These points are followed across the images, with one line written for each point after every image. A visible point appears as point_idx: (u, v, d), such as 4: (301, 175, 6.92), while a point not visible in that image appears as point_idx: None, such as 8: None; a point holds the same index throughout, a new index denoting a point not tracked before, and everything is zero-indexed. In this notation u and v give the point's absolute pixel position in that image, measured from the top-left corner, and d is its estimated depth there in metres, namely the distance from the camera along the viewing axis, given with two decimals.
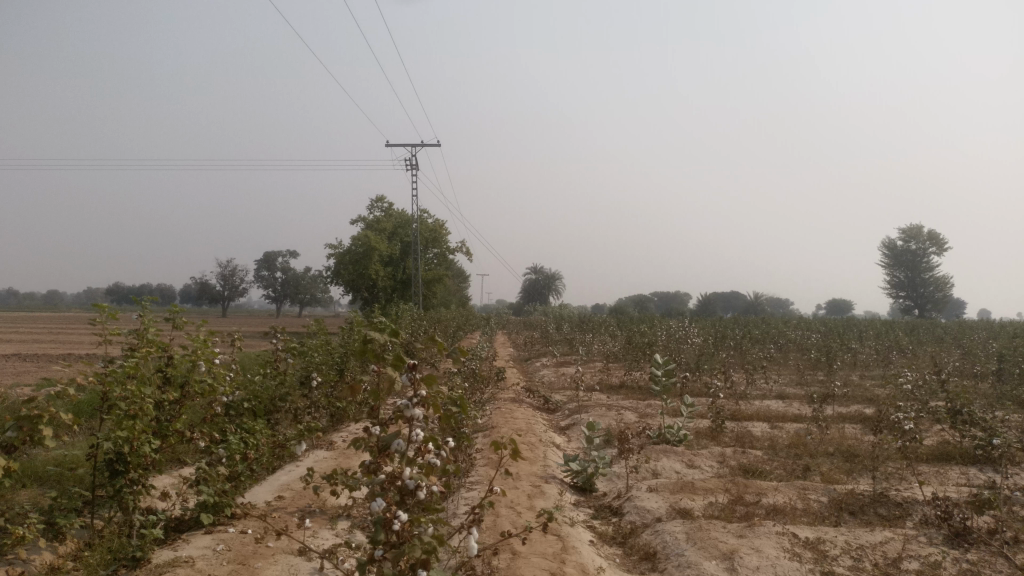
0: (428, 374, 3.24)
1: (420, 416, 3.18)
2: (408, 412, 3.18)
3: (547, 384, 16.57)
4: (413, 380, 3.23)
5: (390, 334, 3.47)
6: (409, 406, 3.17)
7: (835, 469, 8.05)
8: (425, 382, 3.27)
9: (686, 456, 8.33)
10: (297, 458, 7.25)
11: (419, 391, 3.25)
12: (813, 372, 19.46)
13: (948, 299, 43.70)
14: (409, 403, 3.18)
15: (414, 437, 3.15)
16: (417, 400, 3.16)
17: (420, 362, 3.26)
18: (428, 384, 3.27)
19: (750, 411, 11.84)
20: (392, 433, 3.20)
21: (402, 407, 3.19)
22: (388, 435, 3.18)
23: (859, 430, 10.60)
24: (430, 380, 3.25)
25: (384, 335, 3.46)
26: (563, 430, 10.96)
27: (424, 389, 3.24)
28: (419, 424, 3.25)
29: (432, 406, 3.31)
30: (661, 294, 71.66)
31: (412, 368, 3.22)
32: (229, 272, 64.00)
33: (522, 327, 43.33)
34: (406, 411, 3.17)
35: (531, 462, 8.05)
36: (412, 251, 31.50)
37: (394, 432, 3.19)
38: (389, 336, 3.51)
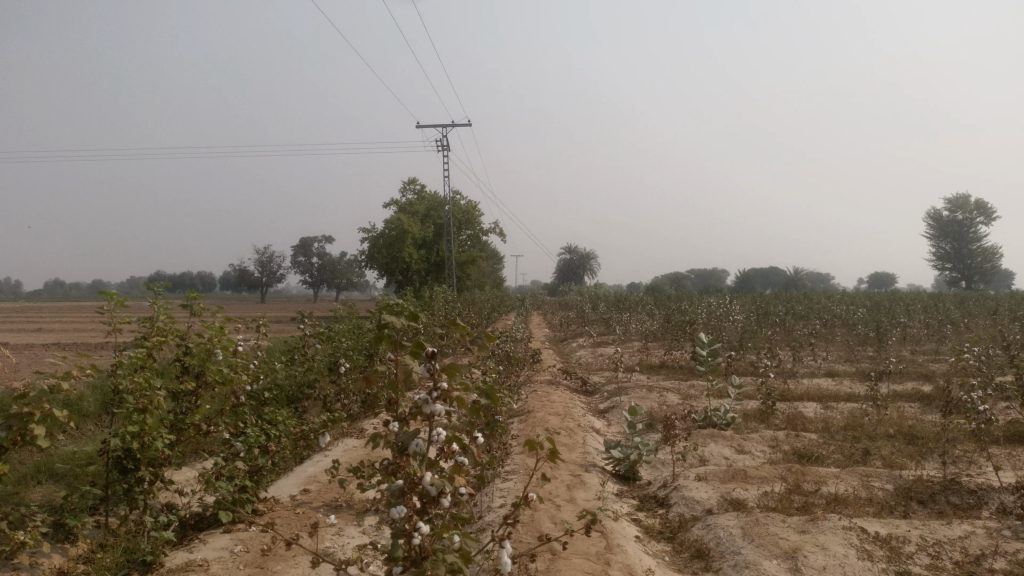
0: (451, 363, 2.81)
1: (442, 413, 2.75)
2: (429, 408, 2.75)
3: (584, 365, 16.10)
4: (432, 370, 2.80)
5: (409, 318, 3.06)
6: (429, 401, 2.74)
7: (898, 453, 7.49)
8: (446, 373, 2.84)
9: (734, 440, 7.84)
10: (323, 449, 6.93)
11: (440, 384, 2.82)
12: (861, 348, 18.70)
13: (998, 270, 42.07)
14: (429, 398, 2.75)
15: (436, 438, 2.73)
16: (438, 395, 2.74)
17: (442, 350, 2.83)
18: (452, 374, 2.84)
19: (800, 391, 11.26)
20: (410, 432, 2.78)
21: (421, 402, 2.76)
22: (405, 434, 2.76)
23: (918, 409, 9.97)
24: (454, 370, 2.82)
25: (402, 319, 3.06)
26: (602, 414, 10.52)
27: (447, 380, 2.80)
28: (441, 422, 2.82)
29: (455, 400, 2.88)
30: (698, 271, 70.51)
31: (432, 357, 2.80)
32: (267, 258, 64.55)
33: (558, 307, 42.86)
34: (425, 408, 2.74)
35: (570, 449, 7.62)
36: (445, 234, 31.16)
37: (412, 432, 2.77)
38: (408, 320, 3.10)
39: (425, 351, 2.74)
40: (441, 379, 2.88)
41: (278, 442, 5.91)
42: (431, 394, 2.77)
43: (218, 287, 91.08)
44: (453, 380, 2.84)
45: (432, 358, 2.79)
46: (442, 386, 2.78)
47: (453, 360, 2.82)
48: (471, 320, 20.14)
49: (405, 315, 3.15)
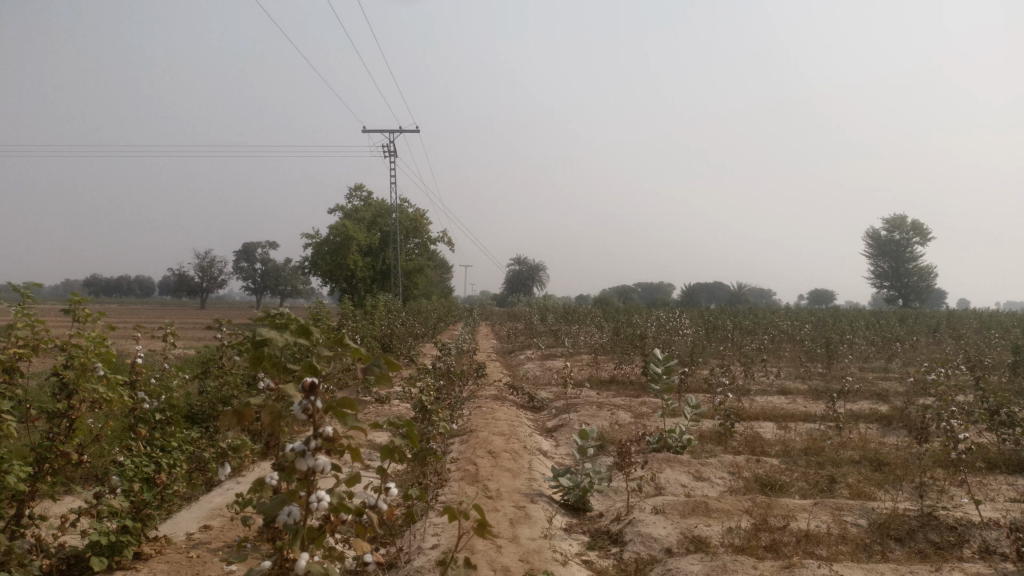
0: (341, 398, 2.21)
1: (328, 469, 2.12)
2: (306, 462, 2.11)
3: (530, 379, 15.44)
4: (308, 410, 2.16)
5: (295, 334, 2.52)
6: (305, 453, 2.09)
7: (865, 481, 6.99)
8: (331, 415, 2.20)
9: (692, 466, 7.23)
10: (232, 478, 6.06)
11: (321, 428, 2.17)
12: (811, 364, 18.46)
13: (933, 290, 42.95)
14: (306, 448, 2.11)
15: (312, 506, 2.08)
16: (319, 446, 2.11)
17: (326, 381, 2.21)
18: (343, 413, 2.23)
19: (755, 410, 10.77)
20: (281, 497, 2.14)
21: (296, 455, 2.11)
22: (273, 500, 2.11)
23: (878, 432, 9.56)
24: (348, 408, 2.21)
25: (284, 337, 2.49)
26: (549, 433, 9.84)
27: (333, 423, 2.19)
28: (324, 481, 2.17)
29: (344, 449, 2.24)
30: (645, 285, 71.05)
31: (309, 392, 2.17)
32: (208, 263, 62.18)
33: (506, 319, 42.16)
34: (300, 463, 2.09)
35: (514, 475, 6.91)
36: (392, 242, 30.17)
37: (285, 496, 2.13)
38: (293, 337, 2.53)
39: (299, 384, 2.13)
40: (326, 420, 2.26)
41: (174, 474, 5.02)
42: (309, 442, 2.14)
43: (157, 290, 88.00)
44: (342, 421, 2.23)
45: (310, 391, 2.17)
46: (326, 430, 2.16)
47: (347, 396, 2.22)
48: (416, 330, 19.33)
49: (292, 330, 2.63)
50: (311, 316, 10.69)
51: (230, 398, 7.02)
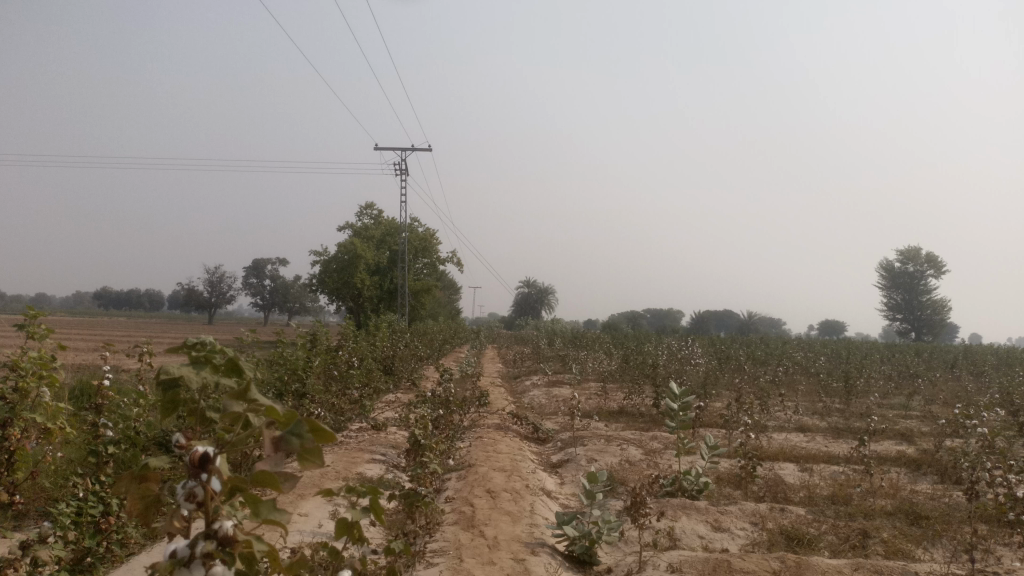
0: (256, 472, 1.57)
1: None
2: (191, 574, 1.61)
3: (536, 407, 14.82)
4: (194, 500, 1.58)
5: (219, 373, 1.72)
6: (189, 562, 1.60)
7: (901, 537, 6.34)
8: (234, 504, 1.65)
9: (710, 514, 6.59)
10: None
11: (214, 525, 1.65)
12: (828, 398, 17.74)
13: (947, 325, 42.03)
14: (192, 554, 1.62)
15: None
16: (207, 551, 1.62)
17: (228, 455, 1.64)
18: (257, 500, 1.68)
19: (774, 449, 10.12)
20: None
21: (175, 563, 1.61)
22: None
23: (908, 478, 8.89)
24: (267, 486, 1.57)
25: (203, 377, 1.69)
26: (554, 469, 9.22)
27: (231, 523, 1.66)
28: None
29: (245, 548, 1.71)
30: (653, 310, 70.42)
31: (203, 472, 1.59)
32: (217, 278, 61.92)
33: (513, 342, 41.62)
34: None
35: (513, 520, 6.27)
36: (400, 261, 29.67)
37: None
38: (220, 379, 1.72)
39: (189, 456, 1.58)
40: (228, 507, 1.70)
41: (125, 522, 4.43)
42: (196, 545, 1.63)
43: (167, 305, 88.02)
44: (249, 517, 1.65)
45: (205, 466, 1.60)
46: (222, 525, 1.66)
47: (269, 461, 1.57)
48: (420, 353, 18.79)
49: (210, 365, 1.75)
50: (310, 335, 10.16)
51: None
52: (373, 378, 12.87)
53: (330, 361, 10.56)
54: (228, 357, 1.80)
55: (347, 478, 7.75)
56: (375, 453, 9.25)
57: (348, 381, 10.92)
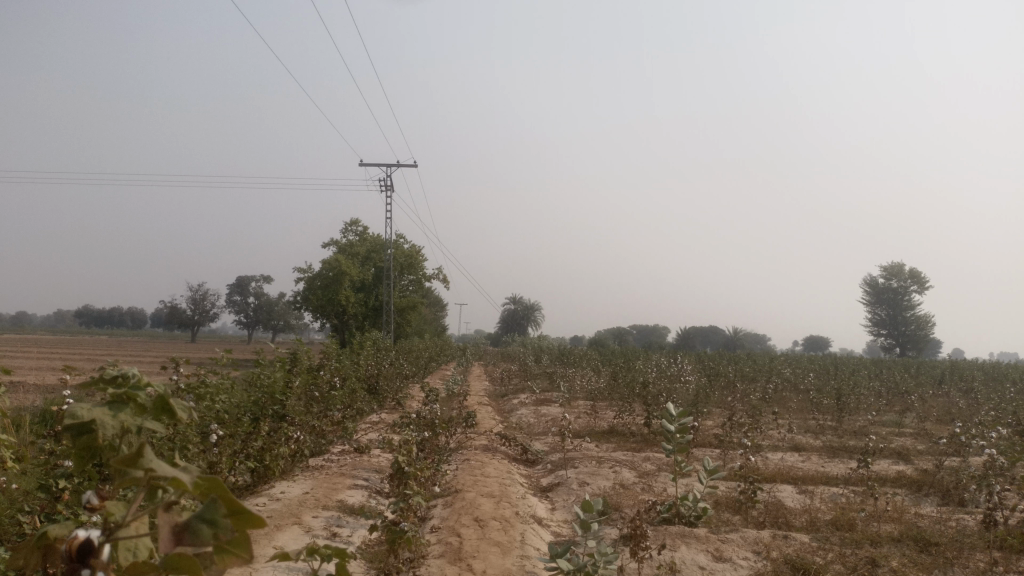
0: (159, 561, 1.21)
1: None
2: None
3: (524, 427, 14.44)
4: None
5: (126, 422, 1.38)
6: None
7: (911, 564, 6.04)
8: None
9: (710, 543, 6.27)
10: None
11: None
12: (819, 415, 17.49)
13: (931, 340, 42.05)
14: None
15: None
16: None
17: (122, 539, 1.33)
18: None
19: (772, 470, 9.81)
20: None
21: None
22: None
23: (911, 501, 8.59)
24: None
25: (114, 424, 1.35)
26: (544, 493, 8.86)
27: None
28: None
29: None
30: (639, 326, 70.40)
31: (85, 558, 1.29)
32: (200, 295, 61.22)
33: (500, 360, 41.19)
34: None
35: (503, 552, 5.92)
36: (385, 278, 29.27)
37: None
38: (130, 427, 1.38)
39: (66, 545, 1.34)
40: None
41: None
42: None
43: (149, 323, 87.00)
44: None
45: (88, 560, 1.33)
46: None
47: (176, 542, 1.22)
48: (405, 371, 18.37)
49: (127, 410, 1.41)
50: (290, 353, 9.70)
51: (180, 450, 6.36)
52: (356, 398, 12.46)
53: (311, 382, 10.13)
54: (151, 398, 1.46)
55: (328, 507, 7.35)
56: (358, 478, 8.85)
57: (330, 403, 10.52)
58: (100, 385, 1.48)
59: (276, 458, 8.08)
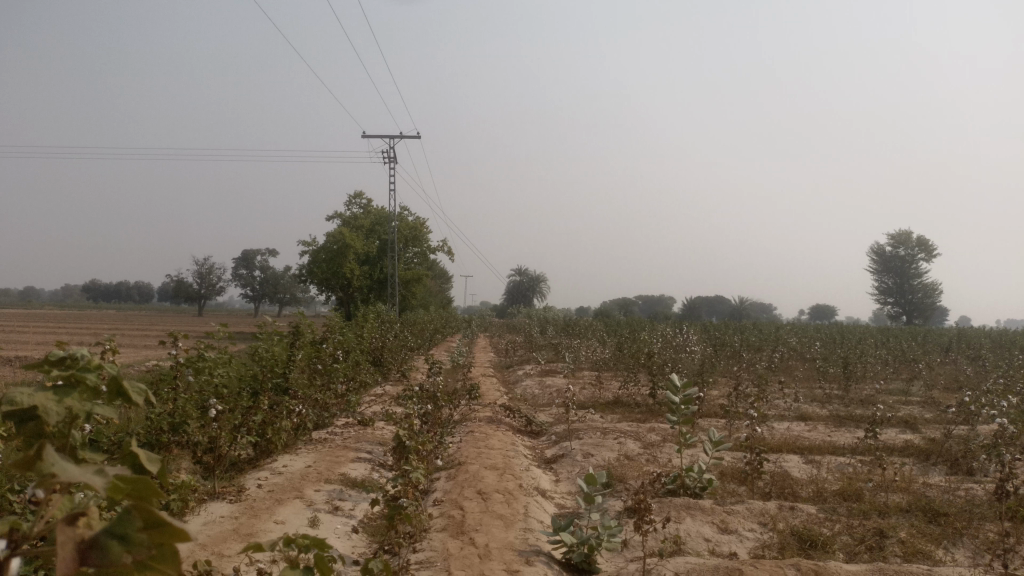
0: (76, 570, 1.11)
1: None
2: None
3: (529, 399, 14.38)
4: None
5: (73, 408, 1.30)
6: None
7: (919, 535, 5.95)
8: None
9: (716, 515, 6.19)
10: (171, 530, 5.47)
11: None
12: (826, 384, 17.39)
13: (938, 308, 41.82)
14: None
15: None
16: None
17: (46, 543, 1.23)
18: None
19: (778, 440, 9.71)
20: None
21: None
22: None
23: (919, 470, 8.49)
24: None
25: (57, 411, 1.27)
26: (548, 465, 8.79)
27: None
28: None
29: None
30: (644, 297, 70.31)
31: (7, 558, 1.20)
32: (206, 269, 61.26)
33: (505, 331, 41.17)
34: None
35: (506, 525, 5.85)
36: (390, 250, 29.14)
37: None
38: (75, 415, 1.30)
39: None
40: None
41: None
42: None
43: (156, 297, 87.23)
44: None
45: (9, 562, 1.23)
46: None
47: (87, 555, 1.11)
48: (410, 343, 18.32)
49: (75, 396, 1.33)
50: (292, 327, 9.55)
51: (180, 424, 6.34)
52: (360, 371, 12.40)
53: (314, 355, 10.03)
54: (104, 384, 1.39)
55: (330, 480, 7.30)
56: (361, 451, 8.80)
57: (333, 375, 10.44)
58: (50, 367, 1.41)
59: (278, 432, 8.06)
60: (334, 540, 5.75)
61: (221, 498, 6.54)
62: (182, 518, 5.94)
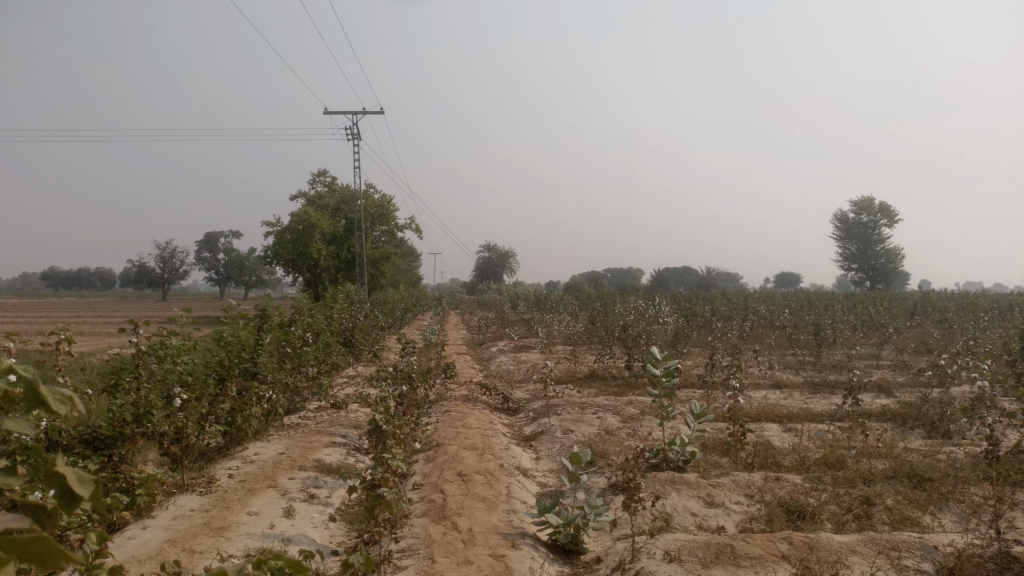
0: None
1: None
2: None
3: (504, 376, 14.20)
4: None
5: None
6: None
7: (905, 502, 5.90)
8: None
9: (702, 488, 6.08)
10: (142, 527, 5.21)
11: None
12: (798, 351, 17.46)
13: (901, 273, 42.42)
14: None
15: None
16: None
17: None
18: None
19: (757, 410, 9.65)
20: None
21: None
22: None
23: (898, 435, 8.49)
24: None
25: None
26: (527, 443, 8.64)
27: None
28: None
29: None
30: (613, 269, 70.57)
31: None
32: (169, 254, 60.02)
33: (476, 308, 40.91)
34: None
35: (489, 507, 5.68)
36: (357, 229, 28.62)
37: None
38: None
39: None
40: None
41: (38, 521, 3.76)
42: None
43: (118, 284, 85.45)
44: None
45: None
46: None
47: None
48: (381, 323, 18.02)
49: None
50: (259, 310, 9.17)
51: (144, 415, 6.04)
52: (331, 353, 12.11)
53: (282, 338, 9.70)
54: None
55: (304, 467, 7.06)
56: (335, 435, 8.55)
57: (303, 358, 10.14)
58: None
59: (248, 418, 7.79)
60: (311, 530, 5.53)
61: (190, 490, 6.26)
62: (149, 513, 5.67)
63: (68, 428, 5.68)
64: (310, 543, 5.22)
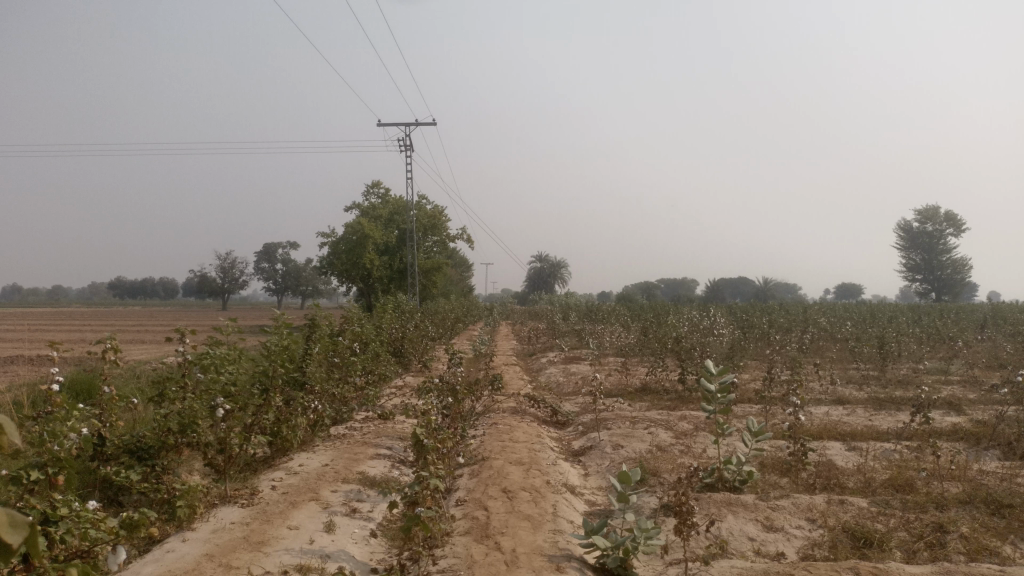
0: None
1: None
2: None
3: (554, 388, 13.96)
4: None
5: None
6: None
7: (983, 530, 5.47)
8: None
9: (760, 511, 5.76)
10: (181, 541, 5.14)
11: None
12: (860, 365, 16.78)
13: (968, 284, 40.76)
14: None
15: None
16: None
17: None
18: None
19: (818, 427, 9.20)
20: None
21: None
22: None
23: (972, 456, 7.97)
24: None
25: None
26: (576, 458, 8.38)
27: None
28: None
29: None
30: (666, 280, 69.71)
31: None
32: (229, 264, 61.52)
33: (528, 318, 40.74)
34: None
35: (534, 527, 5.46)
36: (409, 239, 28.76)
37: None
38: None
39: None
40: None
41: (67, 533, 3.70)
42: None
43: (181, 293, 87.97)
44: None
45: None
46: None
47: None
48: (431, 333, 17.95)
49: None
50: (308, 319, 9.12)
51: (189, 425, 5.98)
52: (380, 363, 12.05)
53: (331, 348, 9.66)
54: None
55: (348, 480, 6.94)
56: (381, 447, 8.44)
57: (351, 368, 10.07)
58: None
59: (293, 429, 7.70)
60: (351, 546, 5.39)
61: (232, 502, 6.20)
62: (190, 526, 5.61)
63: (113, 438, 5.67)
64: (349, 560, 5.08)
